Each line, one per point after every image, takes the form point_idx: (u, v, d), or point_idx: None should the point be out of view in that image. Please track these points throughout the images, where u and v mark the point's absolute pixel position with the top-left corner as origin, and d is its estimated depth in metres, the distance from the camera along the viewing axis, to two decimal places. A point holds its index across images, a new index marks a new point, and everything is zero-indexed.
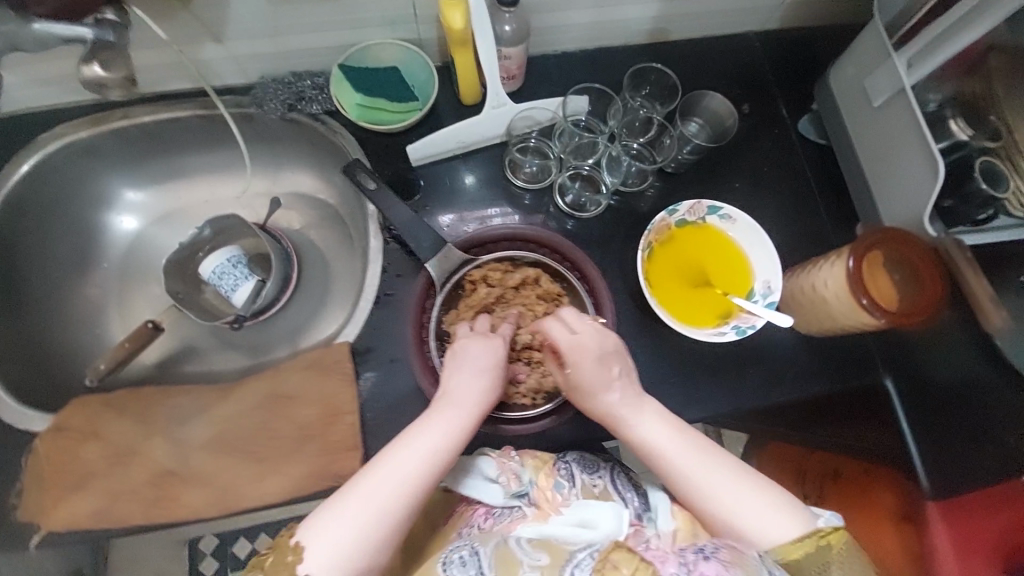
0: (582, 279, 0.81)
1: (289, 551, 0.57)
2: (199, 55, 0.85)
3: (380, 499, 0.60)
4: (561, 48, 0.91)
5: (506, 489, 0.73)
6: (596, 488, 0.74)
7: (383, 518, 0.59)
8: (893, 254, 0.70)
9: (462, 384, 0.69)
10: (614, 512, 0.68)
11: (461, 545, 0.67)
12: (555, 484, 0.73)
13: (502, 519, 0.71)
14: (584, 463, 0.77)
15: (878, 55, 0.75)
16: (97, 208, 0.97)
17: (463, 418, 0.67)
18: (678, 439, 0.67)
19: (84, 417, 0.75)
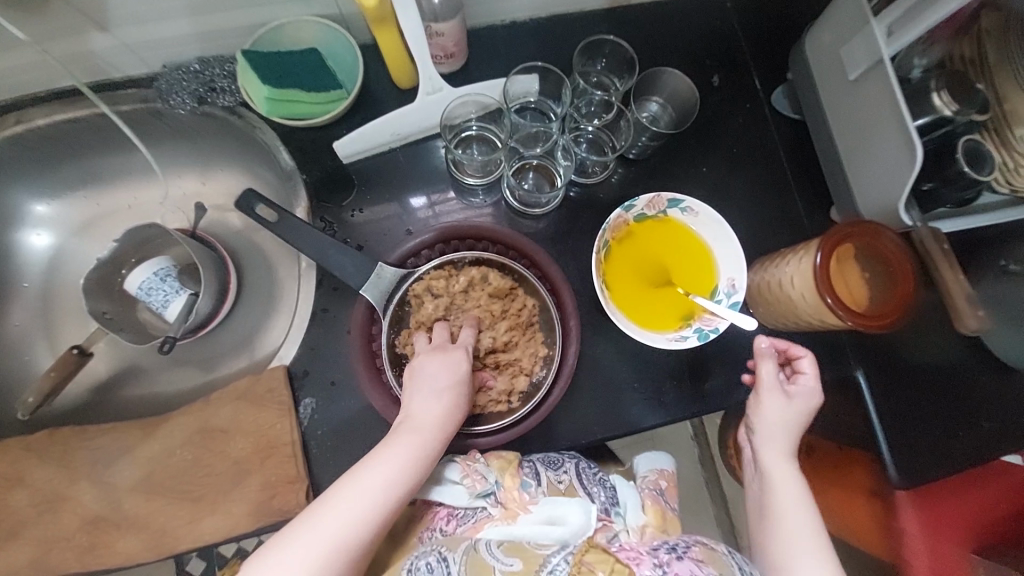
0: (534, 268, 0.74)
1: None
2: (84, 45, 0.71)
3: (330, 540, 0.51)
4: (508, 18, 0.80)
5: (470, 491, 0.64)
6: (562, 484, 0.68)
7: (331, 563, 0.50)
8: (870, 248, 0.64)
9: (424, 406, 0.60)
10: (581, 505, 0.63)
11: (427, 550, 0.62)
12: (522, 483, 0.65)
13: (465, 523, 0.64)
14: (548, 460, 0.70)
15: (859, 19, 0.65)
16: (1, 225, 0.85)
17: (430, 443, 0.58)
18: (795, 494, 0.62)
19: (5, 463, 0.70)
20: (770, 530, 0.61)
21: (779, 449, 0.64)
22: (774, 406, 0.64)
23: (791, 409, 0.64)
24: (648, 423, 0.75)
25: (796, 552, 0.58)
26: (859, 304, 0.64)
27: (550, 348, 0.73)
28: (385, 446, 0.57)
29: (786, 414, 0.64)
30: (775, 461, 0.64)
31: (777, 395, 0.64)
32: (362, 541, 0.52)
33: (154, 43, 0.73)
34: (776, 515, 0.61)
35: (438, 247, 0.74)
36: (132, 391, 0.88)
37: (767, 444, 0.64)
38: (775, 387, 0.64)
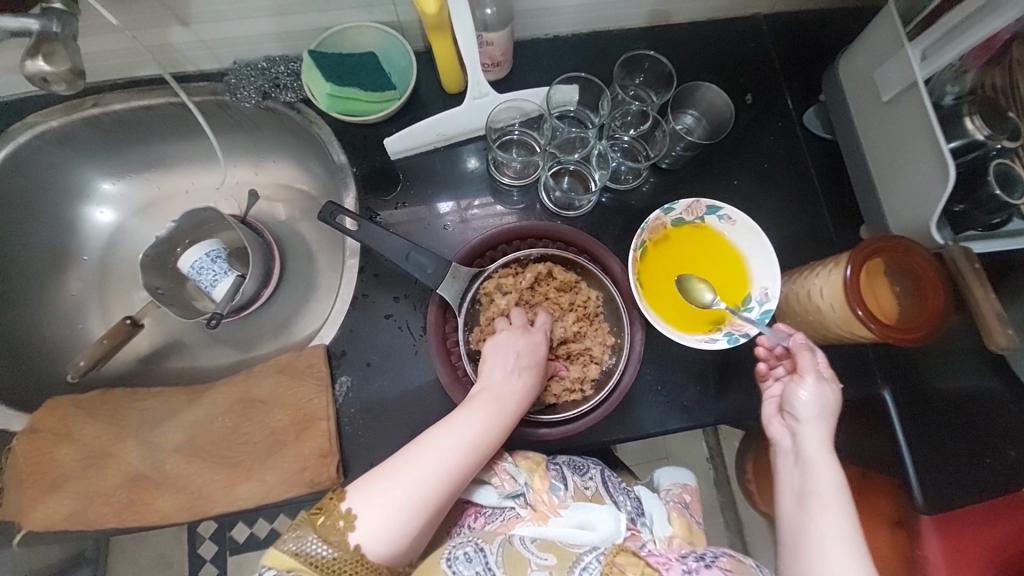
0: (597, 264, 0.76)
1: (340, 517, 0.56)
2: (165, 40, 0.78)
3: (421, 486, 0.57)
4: (552, 33, 0.85)
5: (500, 491, 0.67)
6: (588, 490, 0.70)
7: (423, 506, 0.57)
8: (901, 264, 0.65)
9: (504, 379, 0.65)
10: (611, 513, 0.66)
11: (462, 540, 0.63)
12: (552, 485, 0.68)
13: (495, 521, 0.67)
14: (574, 465, 0.72)
15: (893, 45, 0.68)
16: (71, 200, 0.92)
17: (507, 412, 0.63)
18: (832, 487, 0.60)
19: (58, 419, 0.75)
20: (806, 525, 0.59)
21: (818, 438, 0.62)
22: (811, 393, 0.62)
23: (826, 398, 0.62)
24: (670, 425, 0.76)
25: (830, 550, 0.57)
26: (888, 318, 0.65)
27: (618, 336, 0.75)
28: (464, 409, 0.62)
29: (823, 401, 0.62)
30: (814, 449, 0.62)
31: (814, 382, 0.62)
32: (449, 490, 0.59)
33: (227, 40, 0.80)
34: (815, 509, 0.59)
35: (502, 247, 0.76)
36: (173, 363, 0.93)
37: (807, 433, 0.62)
38: (813, 376, 0.63)
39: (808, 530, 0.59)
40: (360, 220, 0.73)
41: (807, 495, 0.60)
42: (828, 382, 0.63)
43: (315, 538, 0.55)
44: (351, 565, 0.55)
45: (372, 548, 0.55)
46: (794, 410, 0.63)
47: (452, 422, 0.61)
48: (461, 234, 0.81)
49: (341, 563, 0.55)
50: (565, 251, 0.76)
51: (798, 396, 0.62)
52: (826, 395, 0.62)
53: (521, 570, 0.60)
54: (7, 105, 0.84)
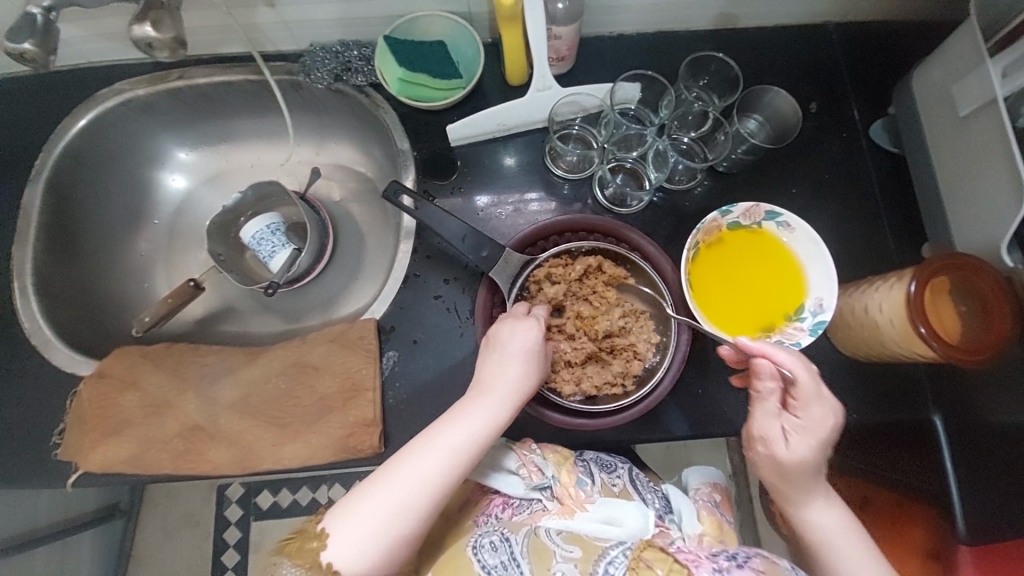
0: (648, 260, 0.76)
1: (315, 537, 0.57)
2: (250, 19, 0.82)
3: (398, 499, 0.57)
4: (618, 31, 0.86)
5: (527, 482, 0.67)
6: (616, 486, 0.70)
7: (401, 518, 0.57)
8: (963, 283, 0.64)
9: (491, 379, 0.64)
10: (638, 509, 0.65)
11: (489, 529, 0.64)
12: (579, 480, 0.68)
13: (521, 512, 0.66)
14: (602, 462, 0.72)
15: (975, 59, 0.66)
16: (149, 166, 0.98)
17: (481, 422, 0.61)
18: (841, 526, 0.60)
19: (124, 367, 0.80)
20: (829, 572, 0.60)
21: (805, 490, 0.60)
22: (789, 453, 0.59)
23: (811, 450, 0.59)
24: (706, 429, 0.75)
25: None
26: (951, 338, 0.63)
27: (663, 335, 0.76)
28: (452, 415, 0.62)
29: (809, 452, 0.59)
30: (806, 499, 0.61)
31: (785, 441, 0.59)
32: (429, 501, 0.58)
33: (306, 22, 0.84)
34: (829, 556, 0.60)
35: (554, 238, 0.77)
36: (226, 327, 0.97)
37: (792, 490, 0.61)
38: (780, 439, 0.59)
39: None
40: (419, 200, 0.75)
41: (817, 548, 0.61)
42: (806, 434, 0.59)
43: (288, 564, 0.57)
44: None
45: (348, 566, 0.55)
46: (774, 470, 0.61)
47: (434, 432, 0.61)
48: (513, 223, 0.82)
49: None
50: (615, 245, 0.76)
51: (776, 460, 0.60)
52: (803, 453, 0.59)
53: (545, 562, 0.60)
54: (101, 72, 0.90)
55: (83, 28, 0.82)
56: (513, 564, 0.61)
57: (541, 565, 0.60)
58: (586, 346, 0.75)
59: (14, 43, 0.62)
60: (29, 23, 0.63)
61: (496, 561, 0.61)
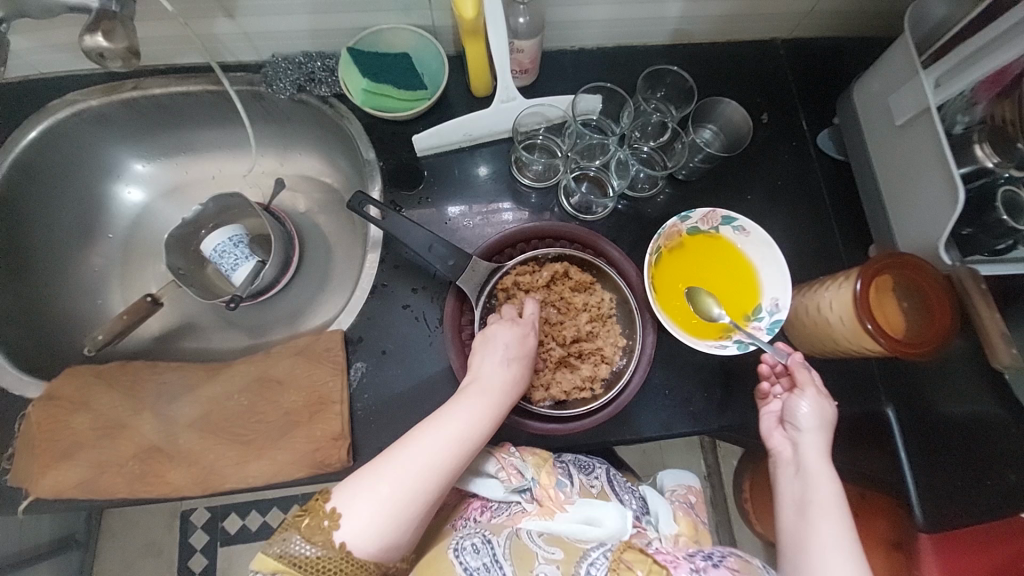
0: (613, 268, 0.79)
1: (326, 516, 0.55)
2: (210, 30, 0.81)
3: (407, 482, 0.56)
4: (579, 45, 0.89)
5: (506, 485, 0.66)
6: (594, 488, 0.70)
7: (410, 500, 0.56)
8: (910, 281, 0.67)
9: (491, 371, 0.66)
10: (617, 509, 0.66)
11: (471, 532, 0.65)
12: (559, 481, 0.67)
13: (501, 514, 0.67)
14: (580, 464, 0.72)
15: (907, 73, 0.71)
16: (103, 178, 0.95)
17: (489, 411, 0.63)
18: (834, 497, 0.60)
19: (76, 388, 0.77)
20: (808, 535, 0.59)
21: (817, 449, 0.63)
22: (811, 406, 0.65)
23: (824, 411, 0.65)
24: (673, 430, 0.76)
25: (830, 557, 0.57)
26: (896, 333, 0.67)
27: (629, 338, 0.77)
28: (456, 403, 0.62)
29: (820, 411, 0.65)
30: (813, 458, 0.63)
31: (813, 397, 0.65)
32: (435, 487, 0.57)
33: (268, 34, 0.83)
34: (818, 518, 0.60)
35: (521, 246, 0.79)
36: (186, 344, 0.94)
37: (807, 443, 0.64)
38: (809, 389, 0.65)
39: (810, 536, 0.59)
40: (386, 210, 0.75)
41: (808, 505, 0.60)
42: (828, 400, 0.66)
43: (299, 538, 0.54)
44: (337, 563, 0.54)
45: (359, 545, 0.54)
46: (794, 422, 0.65)
47: (442, 417, 0.61)
48: (482, 232, 0.83)
49: (326, 562, 0.54)
50: (581, 252, 0.78)
51: (800, 408, 0.65)
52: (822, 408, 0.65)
53: (528, 563, 0.62)
54: (50, 82, 0.87)
55: (30, 37, 0.79)
56: (496, 565, 0.61)
57: (524, 566, 0.62)
58: (555, 351, 0.76)
59: None
60: None
61: (478, 562, 0.62)
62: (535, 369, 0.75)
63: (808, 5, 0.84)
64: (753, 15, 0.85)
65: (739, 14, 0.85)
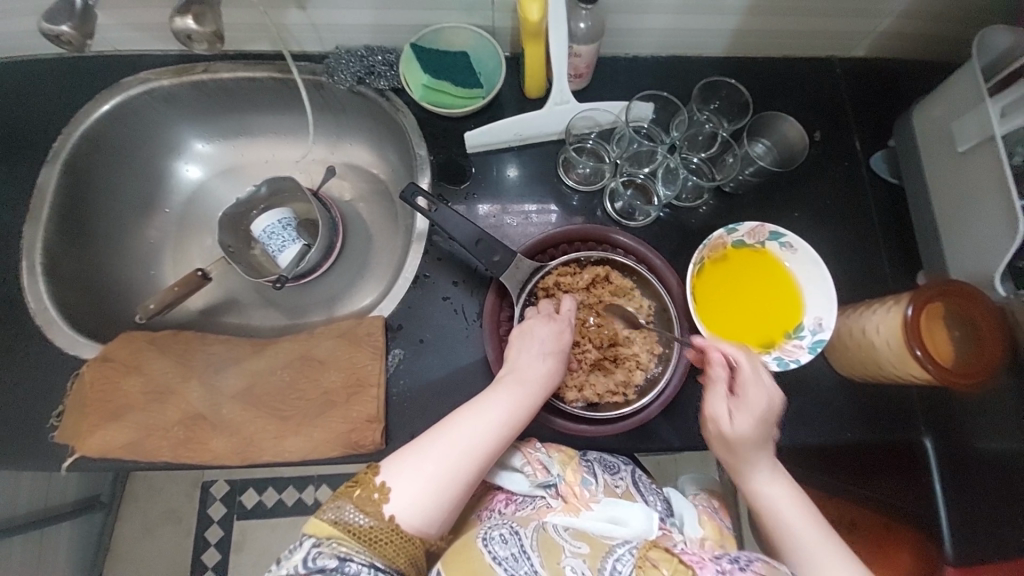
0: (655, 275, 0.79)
1: (376, 489, 0.56)
2: (280, 19, 0.84)
3: (451, 461, 0.58)
4: (634, 53, 0.89)
5: (532, 479, 0.68)
6: (619, 488, 0.70)
7: (453, 480, 0.57)
8: (959, 310, 0.66)
9: (531, 363, 0.67)
10: (643, 510, 0.66)
11: (497, 524, 0.64)
12: (583, 479, 0.69)
13: (526, 508, 0.67)
14: (606, 463, 0.73)
15: (973, 99, 0.70)
16: (165, 155, 0.99)
17: (528, 401, 0.64)
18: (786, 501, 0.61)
19: (129, 351, 0.81)
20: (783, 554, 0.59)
21: (756, 467, 0.63)
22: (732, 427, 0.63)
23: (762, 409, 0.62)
24: (704, 443, 0.76)
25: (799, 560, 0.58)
26: (945, 361, 0.65)
27: (666, 347, 0.77)
28: (496, 391, 0.64)
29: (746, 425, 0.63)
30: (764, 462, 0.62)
31: (729, 411, 0.63)
32: (477, 469, 0.59)
33: (333, 26, 0.86)
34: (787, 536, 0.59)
35: (563, 246, 0.80)
36: (229, 319, 0.97)
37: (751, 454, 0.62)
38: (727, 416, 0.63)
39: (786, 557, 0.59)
40: (434, 202, 0.77)
41: (773, 529, 0.60)
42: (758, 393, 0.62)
43: (352, 507, 0.55)
44: (388, 534, 0.55)
45: (406, 519, 0.56)
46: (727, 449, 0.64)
47: (483, 403, 0.62)
48: (523, 231, 0.84)
49: (378, 532, 0.55)
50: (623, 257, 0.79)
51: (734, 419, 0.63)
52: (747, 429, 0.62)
53: (555, 557, 0.60)
54: (126, 61, 0.91)
55: (114, 17, 0.83)
56: (524, 556, 0.60)
57: (551, 559, 0.59)
58: (591, 354, 0.76)
59: (53, 25, 0.64)
60: (68, 6, 0.65)
61: (506, 552, 0.60)
62: (570, 369, 0.75)
63: (871, 25, 0.83)
64: (811, 32, 0.85)
65: (798, 31, 0.84)
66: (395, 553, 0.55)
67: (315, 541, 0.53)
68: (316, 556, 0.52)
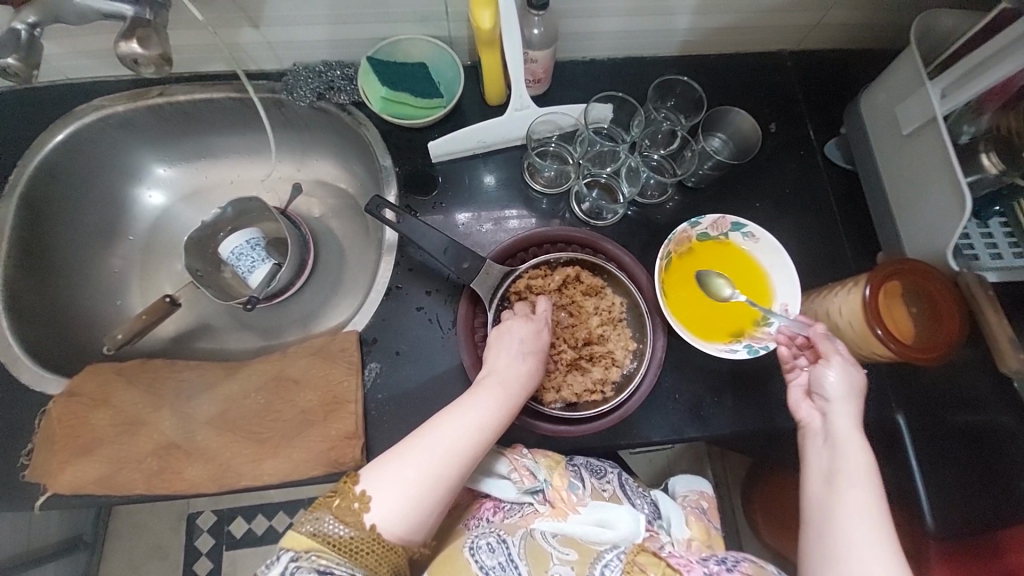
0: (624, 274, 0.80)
1: (356, 499, 0.55)
2: (235, 39, 0.84)
3: (431, 466, 0.57)
4: (590, 56, 0.91)
5: (519, 486, 0.67)
6: (606, 491, 0.71)
7: (434, 486, 0.57)
8: (917, 286, 0.68)
9: (507, 364, 0.67)
10: (630, 512, 0.67)
11: (485, 531, 0.66)
12: (571, 483, 0.68)
13: (513, 515, 0.67)
14: (592, 468, 0.73)
15: (913, 83, 0.73)
16: (125, 182, 0.97)
17: (505, 404, 0.64)
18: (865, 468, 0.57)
19: (97, 384, 0.79)
20: (834, 505, 0.56)
21: (850, 419, 0.60)
22: (840, 373, 0.62)
23: (854, 378, 0.62)
24: (684, 434, 0.77)
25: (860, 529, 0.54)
26: (906, 338, 0.67)
27: (640, 342, 0.78)
28: (474, 394, 0.63)
29: (850, 381, 0.62)
30: (845, 428, 0.60)
31: (841, 366, 0.62)
32: (458, 472, 0.58)
33: (289, 44, 0.86)
34: (854, 492, 0.56)
35: (533, 249, 0.81)
36: (202, 344, 0.95)
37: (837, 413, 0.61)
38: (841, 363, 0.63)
39: (836, 508, 0.56)
40: (400, 214, 0.77)
41: (838, 478, 0.57)
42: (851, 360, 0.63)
43: (331, 518, 0.55)
44: (368, 544, 0.54)
45: (387, 528, 0.55)
46: (822, 391, 0.62)
47: (461, 407, 0.62)
48: (494, 238, 0.85)
49: (359, 542, 0.54)
50: (592, 256, 0.80)
51: (829, 376, 0.62)
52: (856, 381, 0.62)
53: (543, 563, 0.62)
54: (78, 89, 0.90)
55: (62, 44, 0.82)
56: (512, 565, 0.62)
57: (539, 566, 0.62)
58: (567, 353, 0.77)
59: None
60: (11, 38, 0.64)
61: (493, 561, 0.62)
62: (547, 371, 0.76)
63: (815, 18, 0.86)
64: (760, 28, 0.87)
65: (746, 27, 0.87)
66: (376, 562, 0.55)
67: (293, 556, 0.52)
68: (295, 570, 0.51)
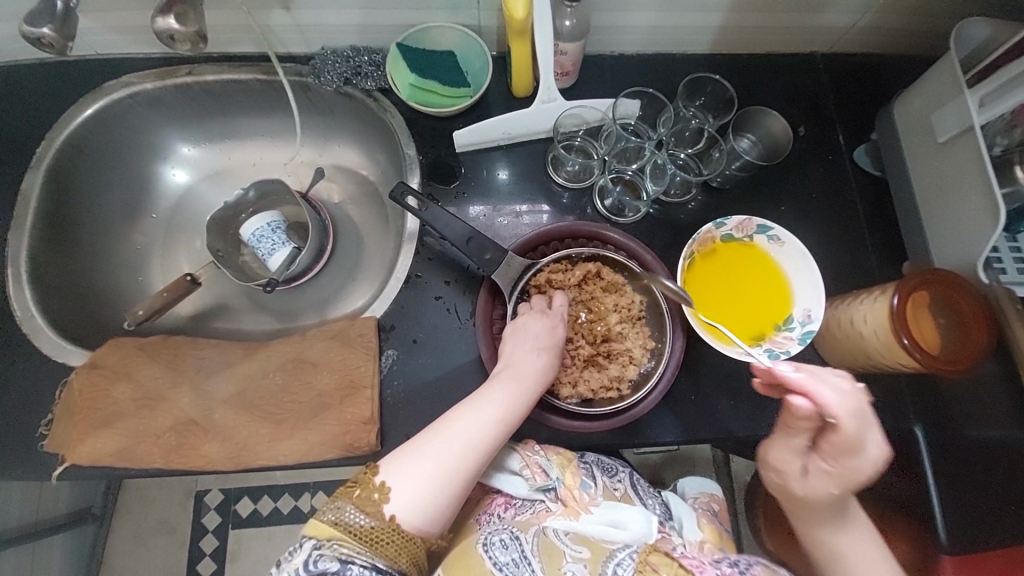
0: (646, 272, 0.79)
1: (375, 489, 0.56)
2: (266, 20, 0.84)
3: (450, 459, 0.58)
4: (620, 51, 0.90)
5: (530, 483, 0.67)
6: (618, 491, 0.71)
7: (452, 478, 0.57)
8: (945, 298, 0.67)
9: (525, 359, 0.67)
10: (643, 513, 0.67)
11: (497, 529, 0.65)
12: (583, 483, 0.68)
13: (525, 512, 0.67)
14: (604, 466, 0.73)
15: (952, 90, 0.71)
16: (151, 159, 0.98)
17: (522, 399, 0.64)
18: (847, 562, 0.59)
19: (118, 358, 0.80)
20: None
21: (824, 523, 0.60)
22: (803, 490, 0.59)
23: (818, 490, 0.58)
24: (697, 435, 0.76)
25: None
26: (933, 349, 0.66)
27: (658, 341, 0.78)
28: (490, 388, 0.63)
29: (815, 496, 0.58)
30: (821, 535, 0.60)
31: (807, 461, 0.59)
32: (476, 463, 0.59)
33: (319, 27, 0.86)
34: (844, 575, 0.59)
35: (554, 244, 0.81)
36: (219, 324, 0.96)
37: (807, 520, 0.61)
38: (797, 473, 0.59)
39: None
40: (422, 202, 0.77)
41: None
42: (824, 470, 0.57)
43: (352, 508, 0.55)
44: (388, 534, 0.55)
45: (407, 519, 0.55)
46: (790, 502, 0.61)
47: (478, 400, 0.62)
48: (515, 230, 0.84)
49: (379, 532, 0.54)
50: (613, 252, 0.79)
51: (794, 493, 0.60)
52: (820, 493, 0.58)
53: (556, 561, 0.61)
54: (109, 65, 0.90)
55: (96, 19, 0.82)
56: (525, 562, 0.61)
57: (552, 563, 0.61)
58: (584, 350, 0.77)
59: (33, 27, 0.63)
60: (48, 9, 0.64)
61: (507, 558, 0.61)
62: (563, 366, 0.76)
63: (851, 20, 0.84)
64: (794, 28, 0.86)
65: (780, 28, 0.85)
66: (395, 552, 0.55)
67: (316, 544, 0.53)
68: (318, 558, 0.52)
